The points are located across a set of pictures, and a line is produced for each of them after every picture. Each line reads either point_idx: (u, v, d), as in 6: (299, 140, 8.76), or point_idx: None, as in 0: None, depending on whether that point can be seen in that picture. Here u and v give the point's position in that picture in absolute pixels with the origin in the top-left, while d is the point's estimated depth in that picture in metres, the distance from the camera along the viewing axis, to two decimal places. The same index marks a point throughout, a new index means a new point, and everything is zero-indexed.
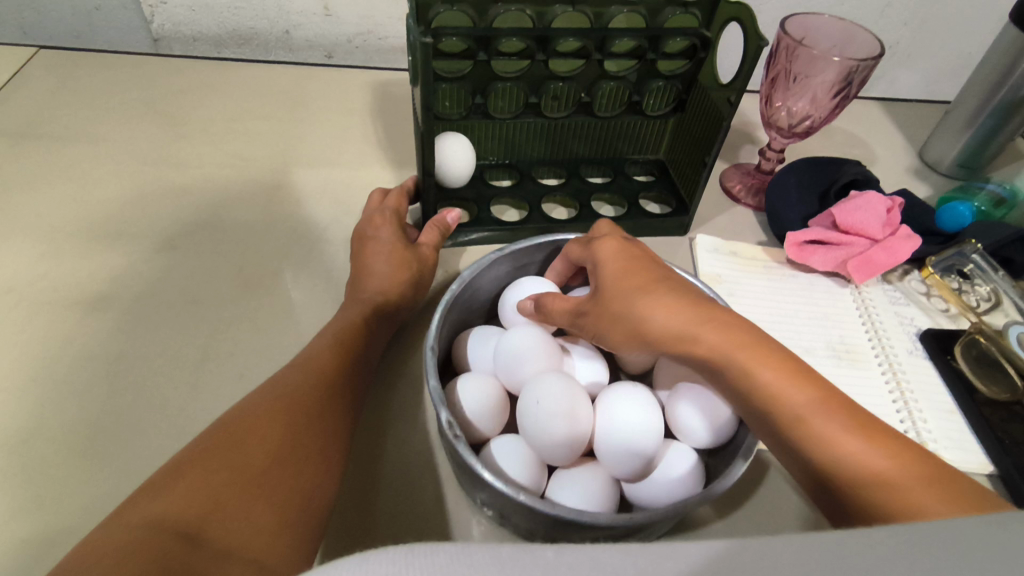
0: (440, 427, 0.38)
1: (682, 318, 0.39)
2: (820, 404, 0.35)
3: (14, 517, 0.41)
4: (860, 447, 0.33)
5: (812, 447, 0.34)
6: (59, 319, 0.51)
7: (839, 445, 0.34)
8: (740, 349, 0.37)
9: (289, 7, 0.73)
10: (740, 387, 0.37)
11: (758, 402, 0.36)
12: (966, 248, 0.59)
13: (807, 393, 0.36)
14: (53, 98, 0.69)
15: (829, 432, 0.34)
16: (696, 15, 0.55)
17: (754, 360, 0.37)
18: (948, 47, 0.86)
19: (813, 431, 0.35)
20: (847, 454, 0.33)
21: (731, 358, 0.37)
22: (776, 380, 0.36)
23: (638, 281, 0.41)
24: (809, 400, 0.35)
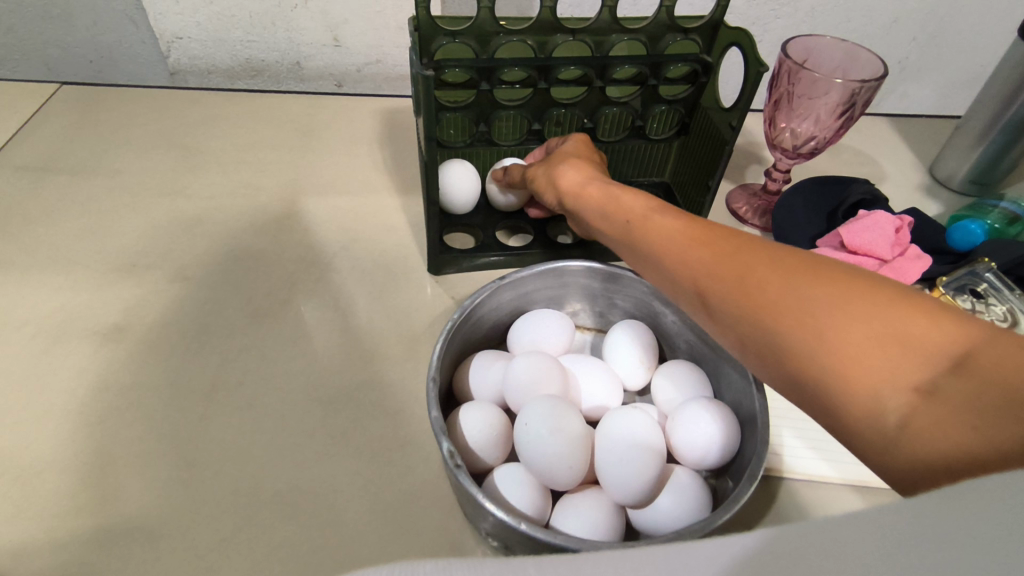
0: (441, 457, 0.38)
1: (600, 194, 0.43)
2: (771, 276, 0.30)
3: (27, 549, 0.42)
4: (863, 340, 0.26)
5: (757, 321, 0.29)
6: (74, 350, 0.52)
7: (786, 311, 0.28)
8: (672, 225, 0.36)
9: (299, 39, 0.75)
10: (664, 257, 0.35)
11: (684, 267, 0.34)
12: (978, 267, 0.59)
13: (751, 257, 0.31)
14: (73, 132, 0.72)
15: (775, 295, 0.29)
16: (696, 41, 0.56)
17: (715, 247, 0.33)
18: (957, 62, 0.85)
19: (763, 303, 0.29)
20: (807, 327, 0.27)
21: (657, 224, 0.37)
22: (708, 248, 0.33)
23: (574, 172, 0.46)
24: (749, 272, 0.30)
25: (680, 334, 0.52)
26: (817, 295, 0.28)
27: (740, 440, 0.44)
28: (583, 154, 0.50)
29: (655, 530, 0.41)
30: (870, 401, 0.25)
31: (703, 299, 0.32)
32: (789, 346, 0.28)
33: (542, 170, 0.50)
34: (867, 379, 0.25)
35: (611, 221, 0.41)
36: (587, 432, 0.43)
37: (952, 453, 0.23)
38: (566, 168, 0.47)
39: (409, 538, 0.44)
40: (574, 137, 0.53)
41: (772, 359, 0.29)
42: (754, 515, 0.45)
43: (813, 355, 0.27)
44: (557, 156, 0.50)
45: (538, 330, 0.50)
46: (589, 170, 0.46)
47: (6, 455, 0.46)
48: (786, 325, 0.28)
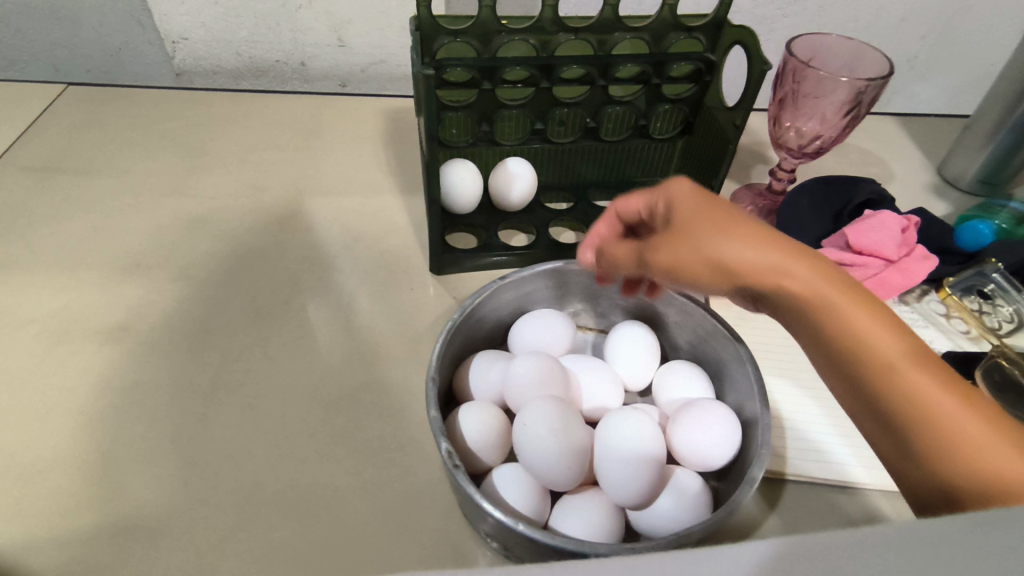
0: (439, 457, 0.38)
1: (792, 288, 0.31)
2: (915, 360, 0.30)
3: (29, 546, 0.42)
4: (952, 405, 0.28)
5: (886, 393, 0.30)
6: (78, 349, 0.53)
7: (916, 388, 0.29)
8: (821, 276, 0.31)
9: (304, 39, 0.75)
10: (813, 313, 0.31)
11: (824, 330, 0.31)
12: (986, 268, 0.59)
13: (877, 318, 0.31)
14: (79, 133, 0.72)
15: (915, 382, 0.29)
16: (700, 40, 0.56)
17: (849, 301, 0.31)
18: (967, 61, 0.84)
19: (882, 360, 0.30)
20: (927, 402, 0.29)
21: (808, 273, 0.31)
22: (864, 316, 0.31)
23: (748, 251, 0.31)
24: (895, 350, 0.30)
25: (684, 335, 0.51)
26: (956, 393, 0.29)
27: (741, 442, 0.44)
28: (710, 203, 0.34)
29: (655, 532, 0.41)
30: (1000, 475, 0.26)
31: (837, 363, 0.31)
32: (923, 428, 0.29)
33: (671, 260, 0.34)
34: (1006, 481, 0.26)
35: (778, 288, 0.32)
36: (587, 433, 0.43)
37: None
38: (720, 233, 0.32)
39: (408, 541, 0.44)
40: (674, 186, 0.36)
41: (897, 436, 0.30)
42: (756, 519, 0.45)
43: (942, 433, 0.28)
44: (683, 215, 0.34)
45: (539, 331, 0.49)
46: (759, 235, 0.32)
47: (11, 453, 0.46)
48: (923, 407, 0.29)
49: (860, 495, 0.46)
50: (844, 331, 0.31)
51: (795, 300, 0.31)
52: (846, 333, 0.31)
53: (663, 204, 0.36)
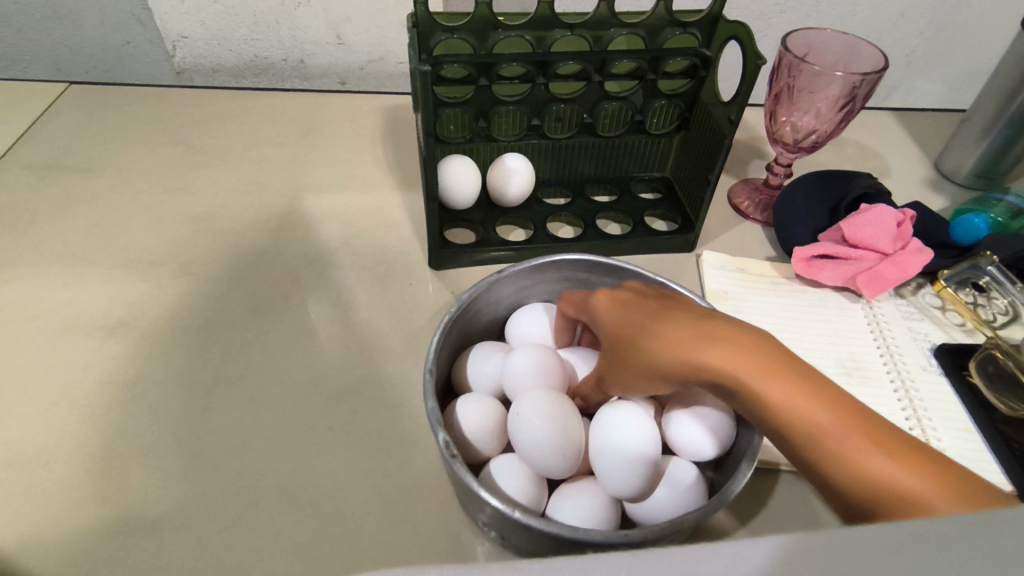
0: (437, 447, 0.39)
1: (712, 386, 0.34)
2: (837, 422, 0.31)
3: (33, 537, 0.43)
4: (881, 462, 0.29)
5: (815, 459, 0.31)
6: (80, 343, 0.53)
7: (825, 435, 0.31)
8: (738, 355, 0.33)
9: (303, 37, 0.76)
10: (738, 395, 0.33)
11: (750, 409, 0.33)
12: (981, 261, 0.58)
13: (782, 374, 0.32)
14: (81, 131, 0.73)
15: (836, 444, 0.30)
16: (696, 35, 0.56)
17: (759, 376, 0.32)
18: (963, 55, 0.84)
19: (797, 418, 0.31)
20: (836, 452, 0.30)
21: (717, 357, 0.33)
22: (771, 383, 0.32)
23: (665, 358, 0.35)
24: (817, 416, 0.31)
25: None
26: (872, 442, 0.30)
27: (736, 433, 0.44)
28: (627, 315, 0.40)
29: (651, 522, 0.41)
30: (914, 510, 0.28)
31: (769, 437, 0.33)
32: (855, 489, 0.30)
33: (621, 374, 0.40)
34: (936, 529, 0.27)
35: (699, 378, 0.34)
36: (582, 425, 0.43)
37: None
38: (645, 339, 0.37)
39: (406, 531, 0.44)
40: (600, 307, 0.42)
41: (833, 495, 0.31)
42: (750, 509, 0.45)
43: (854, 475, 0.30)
44: (615, 333, 0.40)
45: (536, 324, 0.50)
46: (669, 331, 0.36)
47: (14, 446, 0.47)
48: (834, 451, 0.30)
49: None
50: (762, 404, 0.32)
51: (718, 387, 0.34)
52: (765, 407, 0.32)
53: (609, 319, 0.41)
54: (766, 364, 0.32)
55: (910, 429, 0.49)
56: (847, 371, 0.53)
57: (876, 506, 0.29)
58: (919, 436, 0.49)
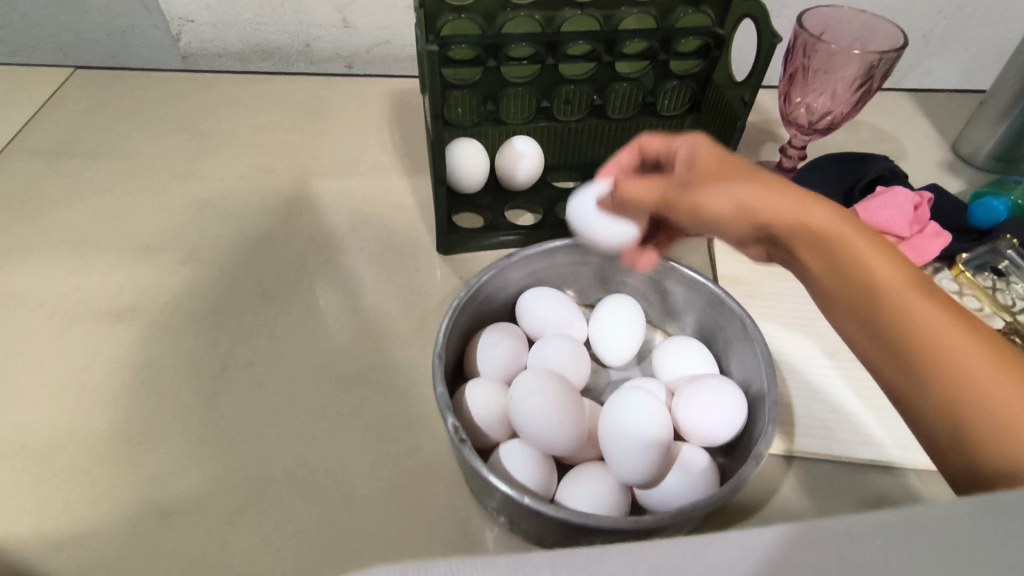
0: (446, 432, 0.38)
1: (804, 233, 0.36)
2: (933, 304, 0.32)
3: (47, 518, 0.43)
4: (973, 350, 0.31)
5: (897, 331, 0.33)
6: (89, 329, 0.53)
7: (918, 314, 0.32)
8: (843, 223, 0.35)
9: (309, 20, 0.75)
10: (831, 254, 0.35)
11: (848, 275, 0.35)
12: (1000, 245, 0.58)
13: (888, 259, 0.34)
14: (87, 116, 0.73)
15: (932, 321, 0.32)
16: (709, 14, 0.55)
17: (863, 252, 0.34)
18: (983, 35, 0.82)
19: (893, 297, 0.33)
20: (928, 335, 0.32)
21: (824, 216, 0.35)
22: (873, 256, 0.34)
23: (779, 194, 0.36)
24: (913, 298, 0.33)
25: (689, 311, 0.51)
26: (967, 333, 0.31)
27: (747, 418, 0.44)
28: (732, 161, 0.40)
29: (662, 507, 0.41)
30: (993, 398, 0.29)
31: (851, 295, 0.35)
32: (934, 363, 0.31)
33: (697, 192, 0.38)
34: (1003, 406, 0.29)
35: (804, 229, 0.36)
36: (573, 403, 0.42)
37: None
38: (750, 177, 0.38)
39: (416, 516, 0.44)
40: (698, 142, 0.41)
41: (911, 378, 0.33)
42: (762, 493, 0.45)
43: (938, 358, 0.31)
44: (706, 162, 0.40)
45: (538, 308, 0.49)
46: (775, 182, 0.37)
47: (26, 431, 0.47)
48: (923, 333, 0.32)
49: (868, 470, 0.46)
50: (862, 276, 0.34)
51: (816, 243, 0.36)
52: (864, 279, 0.34)
53: (709, 153, 0.40)
54: (880, 245, 0.34)
55: None
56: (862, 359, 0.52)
57: (946, 382, 0.31)
58: None
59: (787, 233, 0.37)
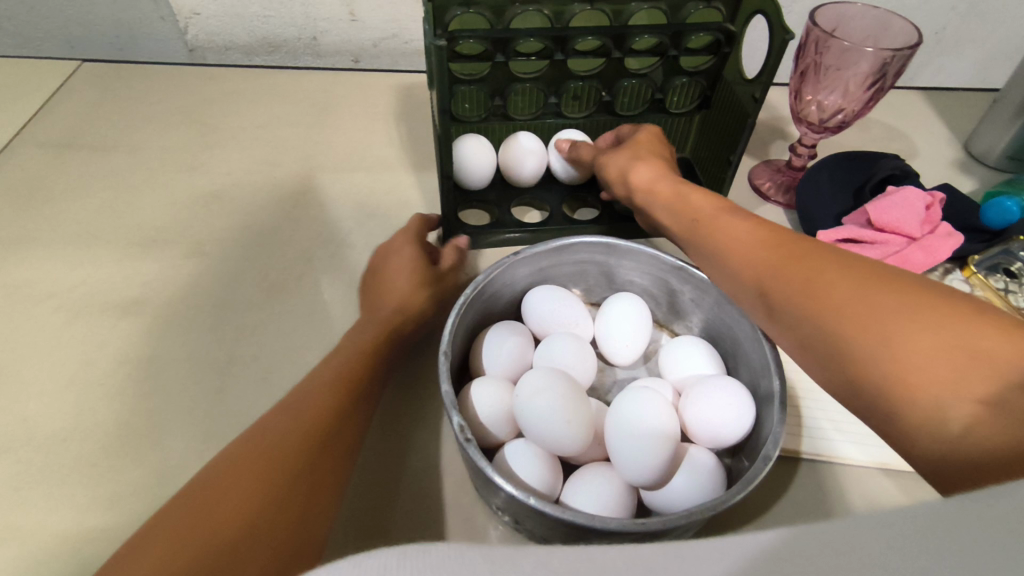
0: (451, 431, 0.38)
1: (669, 189, 0.46)
2: (807, 266, 0.35)
3: (53, 512, 0.43)
4: (848, 295, 0.32)
5: (785, 305, 0.35)
6: (96, 323, 0.53)
7: (797, 279, 0.35)
8: (712, 203, 0.42)
9: (315, 13, 0.74)
10: (709, 232, 0.41)
11: (735, 254, 0.39)
12: (1013, 247, 0.58)
13: (765, 239, 0.38)
14: (94, 109, 0.73)
15: (838, 293, 0.32)
16: (719, 9, 0.54)
17: (741, 234, 0.39)
18: (998, 32, 0.81)
19: (774, 271, 0.36)
20: (810, 296, 0.34)
21: (699, 198, 0.43)
22: (745, 234, 0.39)
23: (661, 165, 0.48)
24: (820, 281, 0.34)
25: (697, 309, 0.50)
26: (844, 283, 0.33)
27: (754, 419, 0.43)
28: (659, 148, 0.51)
29: (669, 508, 0.41)
30: (880, 339, 0.30)
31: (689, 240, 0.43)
32: (822, 322, 0.33)
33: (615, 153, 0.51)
34: (890, 347, 0.30)
35: (673, 200, 0.45)
36: (581, 403, 0.42)
37: (927, 362, 0.28)
38: (647, 158, 0.49)
39: (420, 514, 0.44)
40: (646, 128, 0.53)
41: (811, 349, 0.33)
42: (767, 493, 0.45)
43: (822, 316, 0.33)
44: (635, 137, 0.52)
45: (545, 306, 0.49)
46: (662, 167, 0.48)
47: (32, 424, 0.47)
48: (806, 295, 0.34)
49: (876, 473, 0.46)
50: (742, 258, 0.38)
51: (671, 208, 0.45)
52: (743, 260, 0.38)
53: (644, 135, 0.52)
54: (771, 239, 0.38)
55: None
56: None
57: (840, 335, 0.32)
58: None
59: (657, 204, 0.46)
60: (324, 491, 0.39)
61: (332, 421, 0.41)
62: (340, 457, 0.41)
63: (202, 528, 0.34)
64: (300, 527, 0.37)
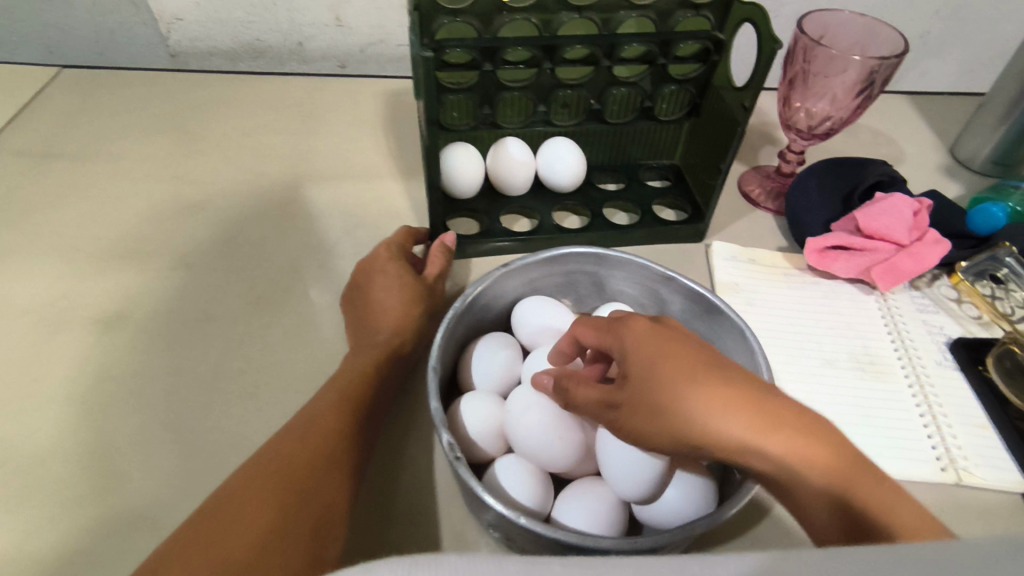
0: (441, 449, 0.38)
1: (702, 407, 0.32)
2: (770, 448, 0.31)
3: (33, 534, 0.42)
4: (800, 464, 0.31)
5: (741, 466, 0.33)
6: (77, 338, 0.52)
7: (756, 456, 0.32)
8: (695, 395, 0.32)
9: (300, 19, 0.74)
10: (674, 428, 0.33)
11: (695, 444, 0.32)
12: (999, 252, 0.57)
13: (732, 419, 0.31)
14: (73, 117, 0.71)
15: (791, 471, 0.31)
16: (708, 18, 0.54)
17: (705, 412, 0.32)
18: (981, 37, 0.82)
19: (734, 449, 0.32)
20: (768, 468, 0.32)
21: (674, 381, 0.32)
22: (711, 426, 0.32)
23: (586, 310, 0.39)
24: (778, 444, 0.31)
25: (687, 319, 0.50)
26: (801, 461, 0.31)
27: None
28: (672, 341, 0.34)
29: (662, 524, 0.40)
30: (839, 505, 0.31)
31: (641, 410, 0.34)
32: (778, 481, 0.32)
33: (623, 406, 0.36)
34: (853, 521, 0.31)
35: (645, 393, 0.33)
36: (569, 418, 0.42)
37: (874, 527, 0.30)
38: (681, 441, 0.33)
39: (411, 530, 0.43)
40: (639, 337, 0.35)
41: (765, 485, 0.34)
42: (760, 504, 0.44)
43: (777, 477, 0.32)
44: (641, 387, 0.33)
45: (536, 319, 0.49)
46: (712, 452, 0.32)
47: (12, 444, 0.46)
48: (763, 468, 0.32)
49: None
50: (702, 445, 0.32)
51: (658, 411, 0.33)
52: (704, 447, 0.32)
53: (659, 356, 0.34)
54: (731, 408, 0.32)
55: (929, 438, 0.48)
56: (861, 367, 0.52)
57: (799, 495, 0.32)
58: (944, 461, 0.46)
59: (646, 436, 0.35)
60: (330, 509, 0.38)
61: (335, 439, 0.41)
62: (346, 475, 0.40)
63: (206, 550, 0.33)
64: (306, 545, 0.35)
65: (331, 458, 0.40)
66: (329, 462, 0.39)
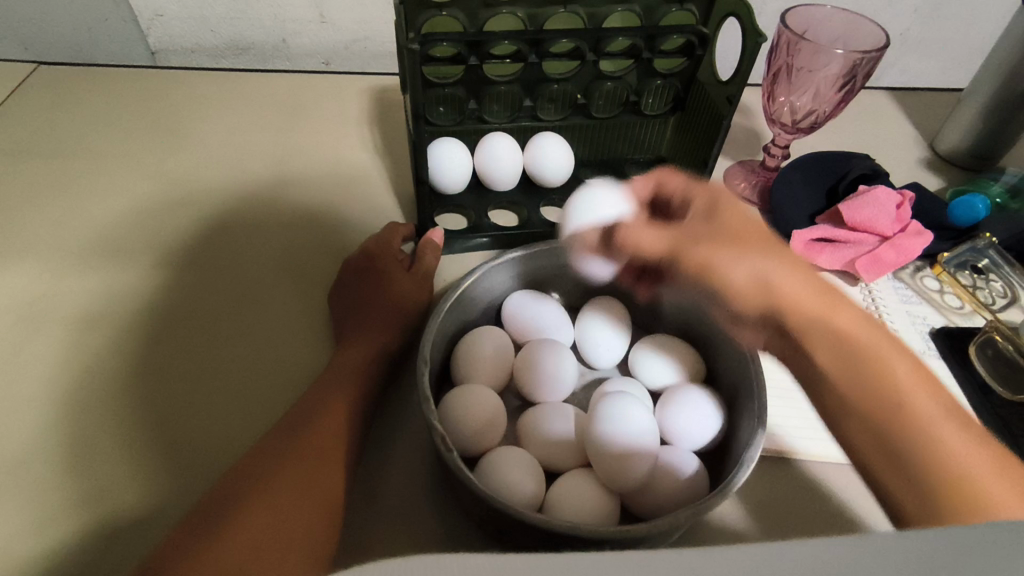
0: (431, 441, 0.37)
1: (811, 298, 0.41)
2: (901, 372, 0.37)
3: (11, 537, 0.41)
4: (920, 398, 0.35)
5: (860, 386, 0.37)
6: (56, 338, 0.51)
7: (881, 369, 0.37)
8: (845, 315, 0.40)
9: (284, 15, 0.73)
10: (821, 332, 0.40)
11: (842, 354, 0.39)
12: (980, 243, 0.60)
13: (872, 341, 0.38)
14: (51, 115, 0.70)
15: (902, 396, 0.35)
16: (693, 12, 0.54)
17: (829, 316, 0.40)
18: (960, 33, 0.83)
19: (866, 359, 0.38)
20: (884, 388, 0.36)
21: (812, 298, 0.41)
22: (846, 328, 0.39)
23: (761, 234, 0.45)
24: (904, 368, 0.37)
25: (676, 312, 0.50)
26: (921, 391, 0.36)
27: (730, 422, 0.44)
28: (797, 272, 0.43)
29: (654, 513, 0.40)
30: (938, 443, 0.33)
31: (755, 292, 0.43)
32: (886, 407, 0.36)
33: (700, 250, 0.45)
34: (943, 454, 0.33)
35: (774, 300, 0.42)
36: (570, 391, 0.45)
37: (961, 465, 0.32)
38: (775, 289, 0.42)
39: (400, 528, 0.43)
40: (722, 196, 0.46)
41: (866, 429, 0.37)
42: (750, 493, 0.44)
43: (888, 404, 0.36)
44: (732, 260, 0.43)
45: (526, 313, 0.49)
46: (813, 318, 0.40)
47: None
48: (882, 385, 0.36)
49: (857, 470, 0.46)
50: (836, 336, 0.39)
51: (790, 301, 0.41)
52: (837, 339, 0.39)
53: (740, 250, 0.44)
54: (880, 337, 0.39)
55: None
56: None
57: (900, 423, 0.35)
58: None
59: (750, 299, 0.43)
60: (327, 505, 0.37)
61: (325, 435, 0.40)
62: (335, 472, 0.39)
63: (192, 547, 0.33)
64: (294, 541, 0.35)
65: (324, 454, 0.39)
66: (319, 457, 0.39)
